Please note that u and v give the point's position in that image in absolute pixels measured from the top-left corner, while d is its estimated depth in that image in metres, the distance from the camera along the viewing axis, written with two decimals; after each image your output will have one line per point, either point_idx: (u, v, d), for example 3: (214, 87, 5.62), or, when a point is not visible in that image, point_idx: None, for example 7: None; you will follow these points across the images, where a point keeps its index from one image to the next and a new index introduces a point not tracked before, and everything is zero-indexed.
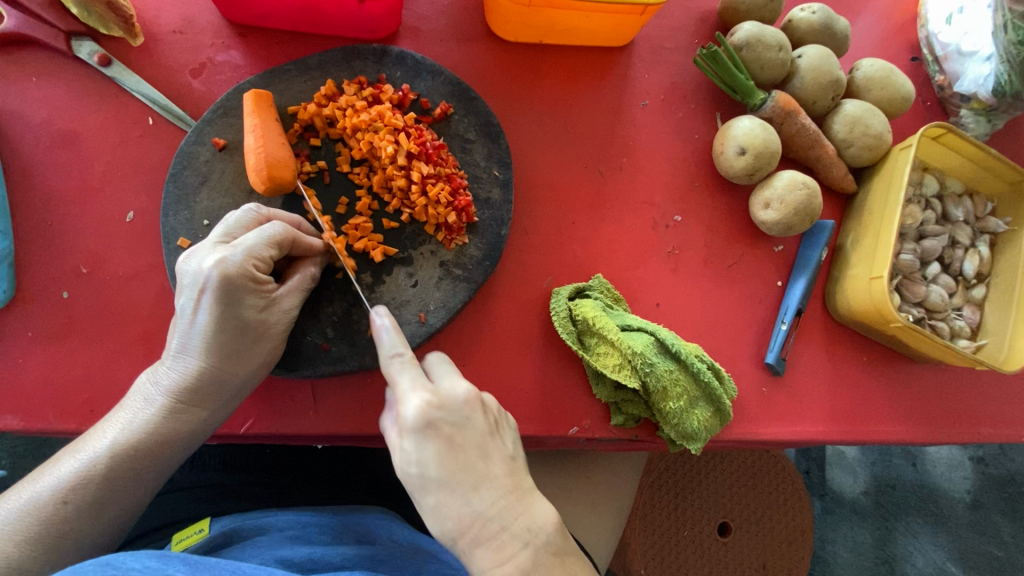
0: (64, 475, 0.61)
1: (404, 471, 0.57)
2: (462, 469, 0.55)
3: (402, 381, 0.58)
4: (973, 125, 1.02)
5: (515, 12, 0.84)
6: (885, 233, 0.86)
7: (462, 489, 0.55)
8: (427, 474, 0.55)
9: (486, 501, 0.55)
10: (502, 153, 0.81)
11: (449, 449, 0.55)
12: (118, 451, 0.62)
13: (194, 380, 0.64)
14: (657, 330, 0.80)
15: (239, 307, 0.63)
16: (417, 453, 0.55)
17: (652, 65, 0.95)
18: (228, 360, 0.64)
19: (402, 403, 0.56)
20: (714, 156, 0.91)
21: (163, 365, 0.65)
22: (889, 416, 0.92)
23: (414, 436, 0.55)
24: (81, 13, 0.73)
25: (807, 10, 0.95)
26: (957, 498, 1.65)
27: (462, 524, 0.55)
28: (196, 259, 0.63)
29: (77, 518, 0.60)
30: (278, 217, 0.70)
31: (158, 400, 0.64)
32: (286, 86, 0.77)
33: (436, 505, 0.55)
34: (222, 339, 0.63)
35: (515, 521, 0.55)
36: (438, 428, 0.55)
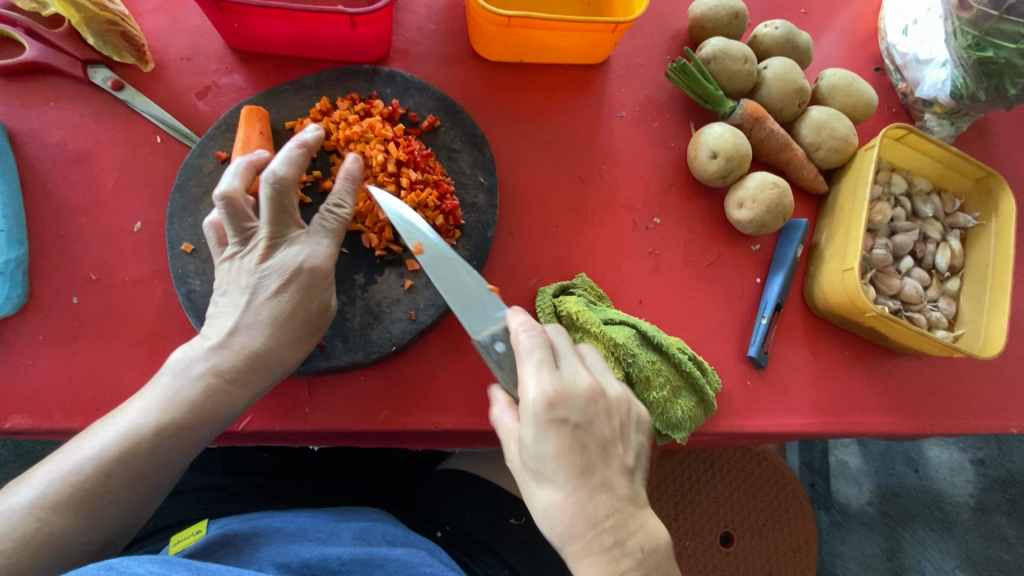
0: (105, 444, 0.60)
1: (523, 458, 0.60)
2: (581, 471, 0.59)
3: (529, 373, 0.61)
4: (937, 128, 1.08)
5: (496, 34, 0.90)
6: (855, 227, 0.90)
7: (581, 494, 0.58)
8: (546, 467, 0.59)
9: (603, 509, 0.58)
10: (486, 161, 0.86)
11: (569, 448, 0.58)
12: (164, 428, 0.61)
13: (247, 358, 0.66)
14: (638, 323, 0.83)
15: (311, 298, 0.68)
16: (539, 445, 0.59)
17: (628, 80, 1.02)
18: (275, 336, 0.67)
19: (530, 390, 0.60)
20: (688, 161, 0.96)
21: (205, 341, 0.66)
22: (873, 407, 0.94)
23: (537, 426, 0.59)
24: (98, 43, 0.81)
25: (770, 26, 1.01)
26: (961, 502, 1.64)
27: (574, 529, 0.58)
28: (290, 251, 0.67)
29: (120, 490, 0.60)
30: (302, 160, 0.68)
31: (195, 372, 0.64)
32: (284, 104, 0.84)
33: (549, 504, 0.59)
34: (274, 316, 0.67)
35: (630, 535, 0.58)
36: (560, 426, 0.59)
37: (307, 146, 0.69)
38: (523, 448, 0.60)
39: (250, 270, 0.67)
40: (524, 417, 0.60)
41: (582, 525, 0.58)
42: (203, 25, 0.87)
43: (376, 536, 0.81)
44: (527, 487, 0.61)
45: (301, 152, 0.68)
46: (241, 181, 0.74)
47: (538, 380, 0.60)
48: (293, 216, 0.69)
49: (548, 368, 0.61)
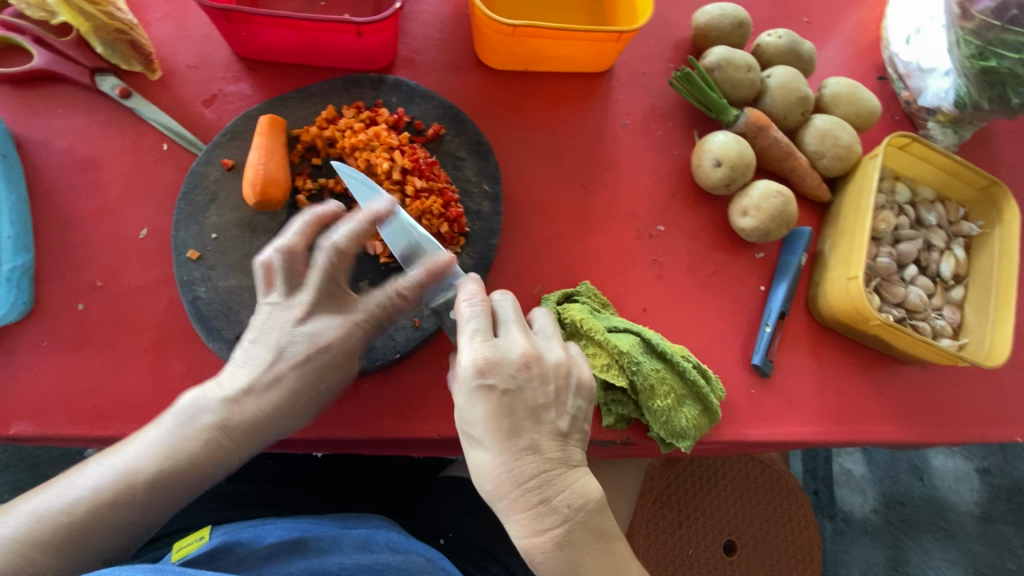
0: (100, 486, 0.60)
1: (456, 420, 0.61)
2: (508, 435, 0.58)
3: (466, 342, 0.61)
4: (941, 136, 1.08)
5: (501, 43, 0.91)
6: (859, 236, 0.90)
7: (507, 456, 0.58)
8: (475, 432, 0.59)
9: (528, 472, 0.58)
10: (491, 169, 0.87)
11: (497, 412, 0.58)
12: (159, 480, 0.61)
13: (250, 422, 0.63)
14: (643, 331, 0.83)
15: (327, 377, 0.65)
16: (468, 409, 0.59)
17: (631, 88, 1.02)
18: (285, 410, 0.64)
19: (463, 357, 0.60)
20: (692, 169, 0.96)
21: (218, 391, 0.63)
22: (878, 416, 0.93)
23: (467, 391, 0.59)
24: (106, 52, 0.82)
25: (773, 35, 1.02)
26: (966, 511, 1.63)
27: (500, 490, 0.59)
28: (325, 322, 0.64)
29: (111, 531, 0.61)
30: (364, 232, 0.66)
31: (200, 425, 0.62)
32: (290, 112, 0.84)
33: (479, 464, 0.60)
34: (291, 389, 0.64)
35: (557, 494, 0.59)
36: (489, 392, 0.58)
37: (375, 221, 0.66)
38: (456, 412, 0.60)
39: (285, 329, 0.63)
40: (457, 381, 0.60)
41: (509, 487, 0.58)
42: (210, 33, 0.88)
43: (379, 544, 0.80)
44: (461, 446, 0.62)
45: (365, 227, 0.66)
46: (253, 194, 0.75)
47: (471, 349, 0.60)
48: (343, 288, 0.66)
49: (483, 337, 0.60)
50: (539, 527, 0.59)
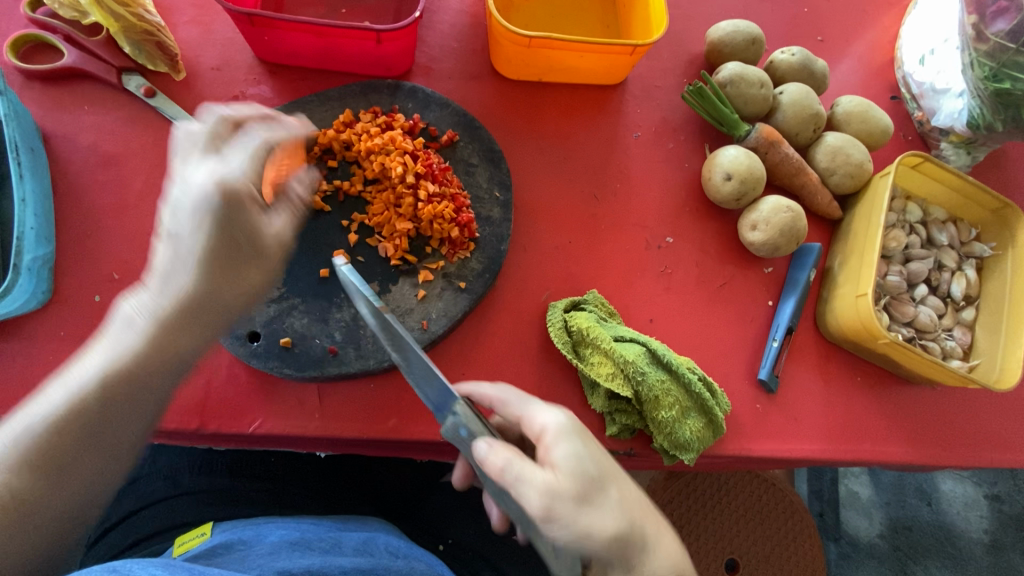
0: (53, 404, 0.59)
1: (574, 480, 0.58)
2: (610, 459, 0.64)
3: (540, 407, 0.65)
4: (954, 157, 1.08)
5: (517, 53, 0.92)
6: (870, 253, 0.90)
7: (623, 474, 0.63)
8: (603, 477, 0.60)
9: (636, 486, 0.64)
10: (503, 176, 0.88)
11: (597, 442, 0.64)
12: (111, 377, 0.60)
13: (187, 295, 0.62)
14: (649, 341, 0.84)
15: (238, 223, 0.62)
16: (585, 447, 0.61)
17: (644, 102, 1.03)
18: (213, 272, 0.62)
19: (553, 418, 0.63)
20: (702, 182, 0.97)
21: (149, 287, 0.63)
22: (886, 436, 0.92)
23: (576, 435, 0.61)
24: (134, 52, 0.83)
25: (786, 53, 1.03)
26: (975, 539, 1.60)
27: (641, 512, 0.62)
28: (198, 171, 0.61)
29: (75, 445, 0.60)
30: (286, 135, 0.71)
31: (140, 321, 0.62)
32: (308, 115, 0.86)
33: (619, 497, 0.60)
34: (211, 247, 0.61)
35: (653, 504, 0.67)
36: (590, 436, 0.63)
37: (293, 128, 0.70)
38: (570, 471, 0.58)
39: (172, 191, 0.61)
40: (553, 441, 0.60)
41: (640, 511, 0.61)
42: (234, 37, 0.91)
43: (379, 547, 0.81)
44: (582, 509, 0.57)
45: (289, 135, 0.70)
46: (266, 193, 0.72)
47: (542, 407, 0.65)
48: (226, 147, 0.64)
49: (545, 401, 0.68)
50: (674, 542, 0.64)
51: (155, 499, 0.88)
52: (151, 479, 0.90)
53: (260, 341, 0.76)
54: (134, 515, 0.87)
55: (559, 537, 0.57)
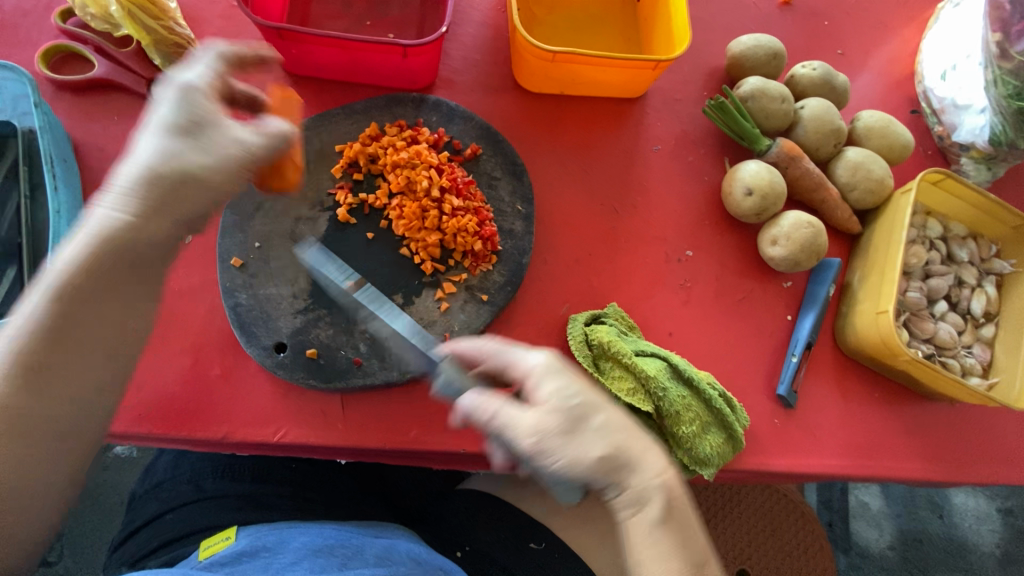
0: (35, 301, 0.58)
1: (555, 413, 0.62)
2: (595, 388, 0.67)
3: (521, 350, 0.68)
4: (974, 172, 1.08)
5: (540, 67, 0.93)
6: (890, 270, 0.90)
7: (607, 403, 0.66)
8: (584, 402, 0.64)
9: (621, 414, 0.67)
10: (526, 190, 0.89)
11: (581, 377, 0.66)
12: (89, 261, 0.60)
13: (159, 163, 0.63)
14: (669, 355, 0.84)
15: (214, 117, 0.66)
16: (565, 383, 0.64)
17: (664, 114, 1.04)
18: (188, 146, 0.65)
19: (531, 361, 0.66)
20: (722, 196, 0.97)
21: (121, 178, 0.64)
22: (904, 453, 0.92)
23: (555, 373, 0.65)
24: (164, 63, 0.85)
25: (807, 67, 1.03)
26: (987, 553, 1.59)
27: (626, 435, 0.64)
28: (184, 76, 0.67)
29: (58, 342, 0.58)
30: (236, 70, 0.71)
31: (113, 204, 0.62)
32: (334, 128, 0.87)
33: (601, 424, 0.63)
34: (184, 129, 0.64)
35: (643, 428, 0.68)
36: (569, 368, 0.67)
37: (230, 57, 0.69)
38: (553, 402, 0.63)
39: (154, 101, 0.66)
40: (535, 382, 0.64)
41: (622, 435, 0.64)
42: None
43: (401, 554, 0.82)
44: (562, 440, 0.62)
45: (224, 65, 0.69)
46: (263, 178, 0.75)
47: (522, 349, 0.68)
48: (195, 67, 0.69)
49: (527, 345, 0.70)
50: (663, 459, 0.66)
51: (179, 503, 0.89)
52: (176, 482, 0.93)
53: (287, 352, 0.77)
54: (161, 517, 0.89)
55: (554, 464, 0.62)
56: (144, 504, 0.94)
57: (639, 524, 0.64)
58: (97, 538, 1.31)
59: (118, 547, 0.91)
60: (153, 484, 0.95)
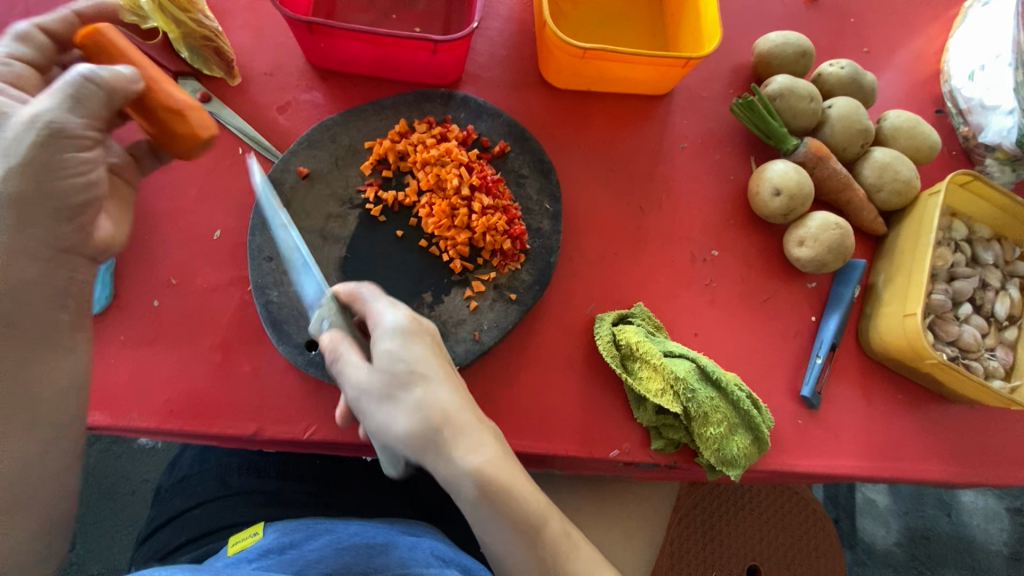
0: None
1: (382, 375, 0.61)
2: (442, 366, 0.63)
3: (379, 302, 0.65)
4: (999, 173, 1.07)
5: (568, 63, 0.92)
6: (918, 273, 0.90)
7: (444, 386, 0.62)
8: (412, 370, 0.61)
9: (462, 406, 0.62)
10: (553, 188, 0.88)
11: (431, 352, 0.63)
12: None
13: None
14: (698, 357, 0.84)
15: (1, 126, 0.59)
16: (402, 349, 0.61)
17: (690, 112, 1.03)
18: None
19: (387, 319, 0.63)
20: (749, 196, 0.97)
21: None
22: (926, 455, 0.93)
23: (401, 336, 0.61)
24: (190, 56, 0.83)
25: (835, 66, 1.02)
26: (995, 551, 1.61)
27: (449, 426, 0.60)
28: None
29: None
30: (87, 105, 0.61)
31: None
32: (363, 123, 0.86)
33: (416, 399, 0.60)
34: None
35: (489, 432, 0.63)
36: (419, 332, 0.63)
37: (75, 93, 0.59)
38: (383, 363, 0.61)
39: None
40: (381, 337, 0.62)
41: (446, 423, 0.60)
42: (287, 42, 0.91)
43: (426, 552, 0.82)
44: (382, 401, 0.60)
45: (67, 100, 0.59)
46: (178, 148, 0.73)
47: (387, 303, 0.65)
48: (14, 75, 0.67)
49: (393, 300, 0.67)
50: (486, 453, 0.61)
51: (205, 498, 0.89)
52: (203, 478, 0.93)
53: (318, 350, 0.77)
54: (187, 512, 0.90)
55: (370, 422, 0.62)
56: (168, 498, 0.95)
57: (460, 502, 0.62)
58: (111, 527, 1.31)
59: (146, 540, 0.92)
60: (178, 479, 0.96)
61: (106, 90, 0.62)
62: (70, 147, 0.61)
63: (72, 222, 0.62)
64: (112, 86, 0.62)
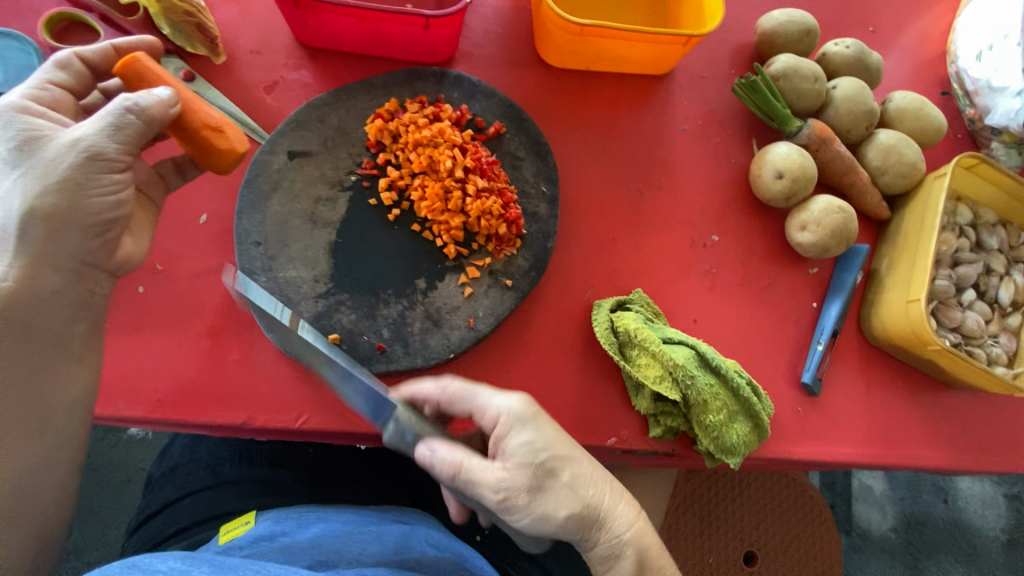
0: None
1: (526, 470, 0.62)
2: (568, 441, 0.66)
3: (490, 394, 0.66)
4: (1004, 157, 1.05)
5: (565, 41, 0.89)
6: (923, 258, 0.88)
7: (582, 459, 0.66)
8: (554, 455, 0.64)
9: (597, 475, 0.67)
10: (550, 170, 0.85)
11: (555, 429, 0.66)
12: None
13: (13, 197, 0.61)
14: (697, 343, 0.82)
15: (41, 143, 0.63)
16: (538, 436, 0.64)
17: (691, 93, 1.00)
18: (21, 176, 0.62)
19: (507, 409, 0.65)
20: (751, 179, 0.94)
21: None
22: (926, 442, 0.92)
23: (530, 425, 0.64)
24: (172, 33, 0.80)
25: (841, 45, 0.99)
26: (990, 536, 1.61)
27: (593, 499, 0.65)
28: (28, 106, 0.66)
29: None
30: (127, 134, 0.65)
31: None
32: (353, 103, 0.83)
33: (571, 479, 0.64)
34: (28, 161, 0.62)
35: (621, 488, 0.69)
36: (541, 413, 0.66)
37: (117, 123, 0.63)
38: (521, 456, 0.63)
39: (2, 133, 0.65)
40: (512, 431, 0.64)
41: (594, 497, 0.65)
42: (274, 19, 0.87)
43: (420, 543, 0.81)
44: (534, 496, 0.62)
45: (108, 129, 0.63)
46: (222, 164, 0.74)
47: (496, 395, 0.66)
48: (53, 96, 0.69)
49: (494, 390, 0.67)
50: (631, 511, 0.68)
51: (196, 488, 0.88)
52: (193, 467, 0.91)
53: None
54: (178, 502, 0.88)
55: (517, 519, 0.63)
56: (159, 488, 0.93)
57: (610, 569, 0.68)
58: (104, 517, 1.30)
59: (137, 530, 0.91)
60: (168, 468, 0.94)
61: (144, 120, 0.65)
62: (106, 169, 0.65)
63: (100, 237, 0.66)
64: (151, 117, 0.66)
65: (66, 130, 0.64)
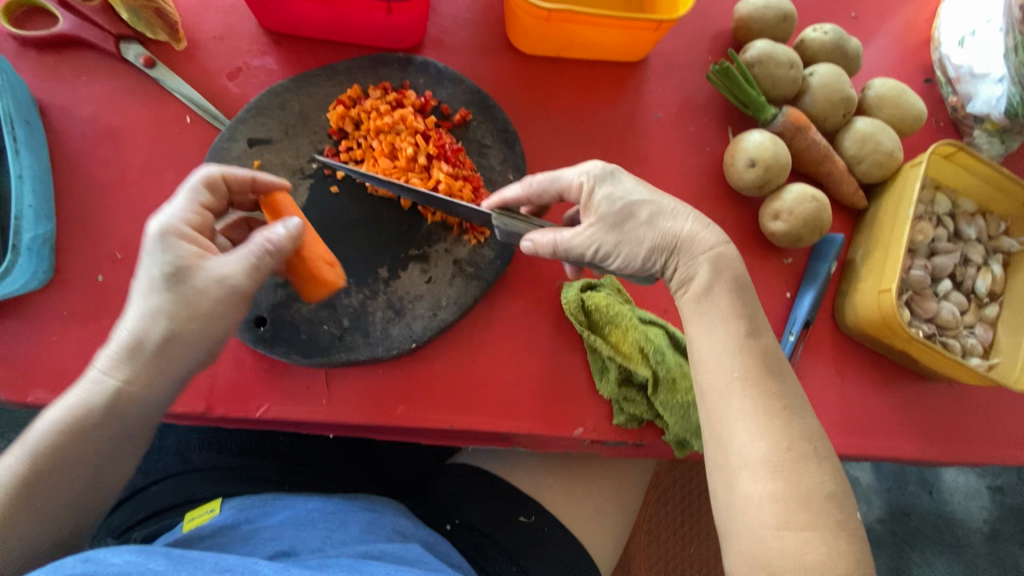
0: (50, 426, 0.57)
1: (607, 217, 0.66)
2: (647, 190, 0.68)
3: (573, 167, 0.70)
4: (986, 146, 1.03)
5: (534, 27, 0.87)
6: (895, 247, 0.87)
7: (662, 201, 0.67)
8: (631, 202, 0.66)
9: (675, 210, 0.67)
10: (518, 159, 0.84)
11: (635, 182, 0.68)
12: (106, 423, 0.57)
13: (154, 340, 0.56)
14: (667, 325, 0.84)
15: (186, 284, 0.57)
16: (615, 189, 0.67)
17: (666, 80, 0.98)
18: (162, 315, 0.56)
19: (584, 168, 0.69)
20: (724, 167, 0.93)
21: (117, 343, 0.57)
22: (899, 433, 0.91)
23: (606, 179, 0.68)
24: (131, 18, 0.80)
25: (819, 30, 0.97)
26: (974, 528, 1.61)
27: (674, 234, 0.65)
28: (170, 228, 0.59)
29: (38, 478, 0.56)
30: (266, 272, 0.62)
31: (106, 380, 0.57)
32: (315, 89, 0.82)
33: (648, 218, 0.66)
34: (168, 300, 0.57)
35: (707, 223, 0.67)
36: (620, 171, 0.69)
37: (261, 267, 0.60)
38: (605, 208, 0.66)
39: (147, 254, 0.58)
40: (592, 188, 0.67)
41: (679, 236, 0.65)
42: (238, 4, 0.86)
43: (386, 529, 0.82)
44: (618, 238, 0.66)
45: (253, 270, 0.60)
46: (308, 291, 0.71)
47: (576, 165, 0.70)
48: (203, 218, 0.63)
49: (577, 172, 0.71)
50: (712, 234, 0.66)
51: (164, 475, 0.88)
52: (161, 454, 0.91)
53: (267, 327, 0.75)
54: (146, 489, 0.88)
55: (613, 260, 0.67)
56: None
57: (686, 305, 0.66)
58: None
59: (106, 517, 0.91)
60: None
61: (278, 256, 0.63)
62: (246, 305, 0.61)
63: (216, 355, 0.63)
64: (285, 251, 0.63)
65: (210, 264, 0.58)
